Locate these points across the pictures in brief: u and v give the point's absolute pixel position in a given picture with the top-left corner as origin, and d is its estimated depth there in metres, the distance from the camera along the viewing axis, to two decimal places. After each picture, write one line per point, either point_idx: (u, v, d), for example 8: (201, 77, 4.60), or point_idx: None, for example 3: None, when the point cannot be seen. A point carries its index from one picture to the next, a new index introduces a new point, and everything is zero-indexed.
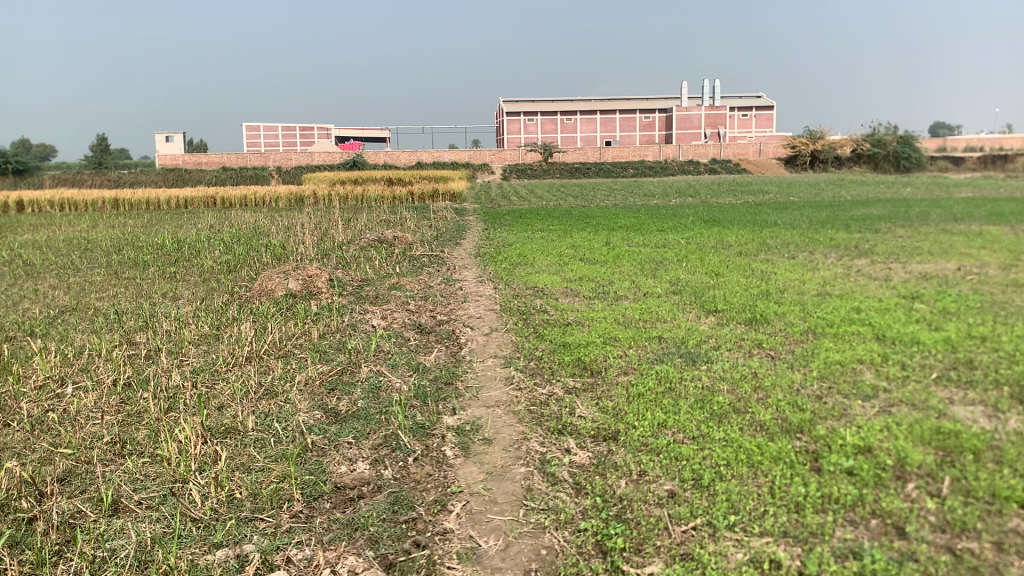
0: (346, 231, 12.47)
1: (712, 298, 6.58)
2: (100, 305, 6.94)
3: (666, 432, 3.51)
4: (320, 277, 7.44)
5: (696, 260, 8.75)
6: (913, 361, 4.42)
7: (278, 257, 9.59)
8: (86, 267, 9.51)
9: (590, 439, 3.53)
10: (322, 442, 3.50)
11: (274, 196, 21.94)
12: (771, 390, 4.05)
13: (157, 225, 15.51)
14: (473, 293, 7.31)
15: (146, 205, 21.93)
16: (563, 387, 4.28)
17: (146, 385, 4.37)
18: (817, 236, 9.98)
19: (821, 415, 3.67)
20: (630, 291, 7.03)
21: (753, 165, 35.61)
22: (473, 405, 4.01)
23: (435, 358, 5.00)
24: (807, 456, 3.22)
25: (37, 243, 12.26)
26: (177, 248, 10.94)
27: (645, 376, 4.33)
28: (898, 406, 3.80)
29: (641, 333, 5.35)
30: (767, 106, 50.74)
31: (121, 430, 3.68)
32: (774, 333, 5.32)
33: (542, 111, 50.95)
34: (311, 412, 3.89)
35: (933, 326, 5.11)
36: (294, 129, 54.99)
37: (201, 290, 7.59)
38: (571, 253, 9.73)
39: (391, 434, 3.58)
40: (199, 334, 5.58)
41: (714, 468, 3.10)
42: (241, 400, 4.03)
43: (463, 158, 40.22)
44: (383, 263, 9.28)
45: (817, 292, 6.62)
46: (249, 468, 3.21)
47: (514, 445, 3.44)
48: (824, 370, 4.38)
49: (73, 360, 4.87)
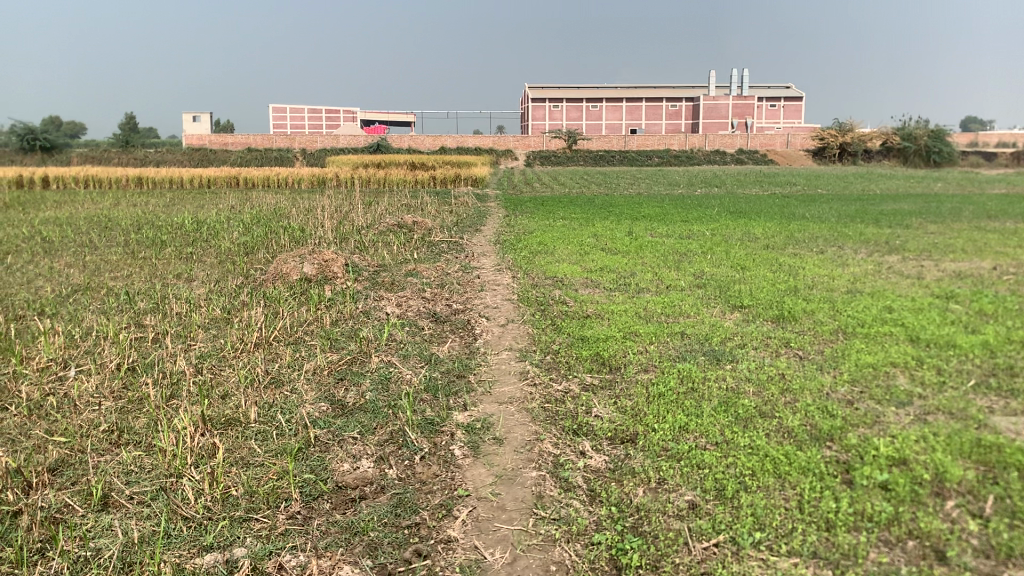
0: (366, 214, 12.37)
1: (737, 292, 6.36)
2: (113, 284, 6.85)
3: (687, 437, 3.32)
4: (336, 261, 7.30)
5: (721, 253, 8.52)
6: (950, 366, 4.19)
7: (296, 239, 9.49)
8: (103, 245, 9.47)
9: (606, 441, 3.36)
10: (325, 436, 3.35)
11: (296, 177, 21.86)
12: (799, 393, 3.84)
13: (177, 204, 15.50)
14: (491, 282, 7.14)
15: (168, 184, 21.97)
16: (579, 383, 4.11)
17: (150, 370, 4.27)
18: (846, 232, 9.74)
19: (852, 423, 3.46)
20: (652, 283, 6.84)
21: (780, 156, 35.09)
22: (484, 401, 3.84)
23: (449, 349, 4.84)
24: (838, 467, 3.02)
25: (57, 219, 12.26)
26: (195, 228, 10.88)
27: (666, 375, 4.13)
28: (935, 413, 3.58)
29: (662, 328, 5.15)
30: (796, 96, 49.93)
31: (120, 417, 3.57)
32: (802, 331, 5.10)
33: (568, 97, 50.55)
34: (317, 403, 3.74)
35: (970, 330, 4.88)
36: (319, 112, 55.00)
37: (215, 271, 7.48)
38: (592, 242, 9.53)
39: (399, 430, 3.43)
40: (209, 317, 5.46)
41: (739, 478, 2.91)
42: (246, 389, 3.90)
43: (486, 144, 39.99)
44: (401, 249, 9.14)
45: (847, 289, 6.39)
46: (248, 463, 3.08)
47: (526, 446, 3.27)
48: (856, 373, 4.17)
49: (79, 342, 4.76)
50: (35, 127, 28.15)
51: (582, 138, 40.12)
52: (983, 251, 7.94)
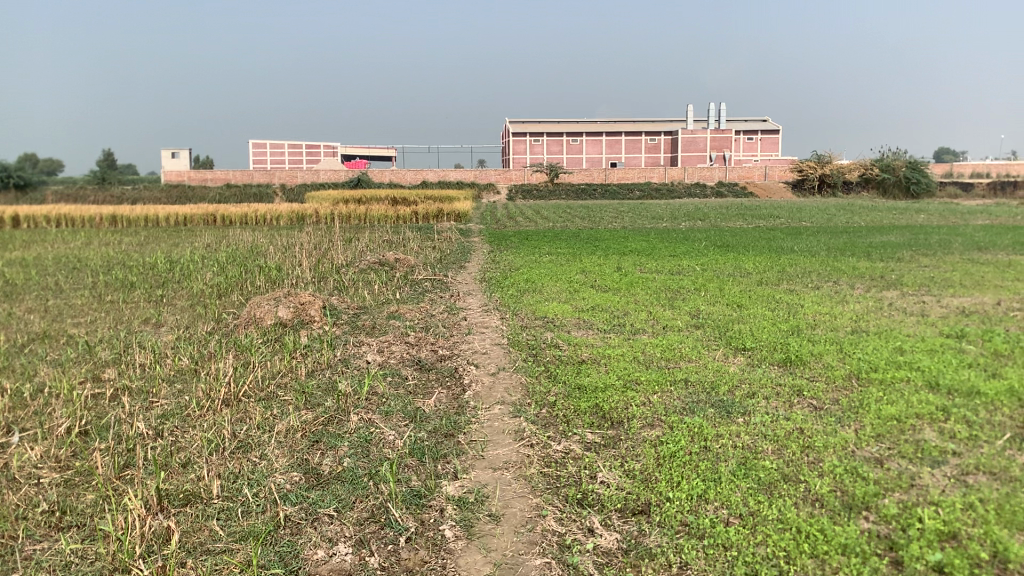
0: (346, 251, 12.01)
1: (737, 333, 6.00)
2: (74, 332, 6.42)
3: (706, 507, 2.96)
4: (313, 303, 6.91)
5: (715, 290, 8.19)
6: (981, 418, 3.84)
7: (272, 279, 9.10)
8: (69, 288, 9.00)
9: (616, 513, 2.99)
10: (298, 514, 2.95)
11: (275, 215, 21.49)
12: (823, 452, 3.48)
13: (152, 242, 15.11)
14: (478, 324, 6.78)
15: (144, 221, 21.52)
16: (581, 443, 3.73)
17: (104, 434, 3.86)
18: (838, 266, 9.51)
19: (887, 487, 3.09)
20: (648, 324, 6.51)
21: (760, 187, 35.14)
22: (477, 467, 3.45)
23: (436, 402, 4.45)
24: (880, 544, 2.65)
25: (24, 261, 11.79)
26: (168, 268, 10.43)
27: (675, 432, 3.75)
28: (975, 474, 3.21)
29: (664, 375, 4.78)
30: (773, 130, 50.59)
31: (64, 494, 3.16)
32: (812, 377, 4.74)
33: (548, 132, 50.75)
34: (289, 473, 3.34)
35: (991, 374, 4.57)
36: (300, 147, 54.66)
37: (185, 317, 7.07)
38: (581, 279, 9.23)
39: (380, 506, 3.02)
40: (175, 369, 5.05)
41: (772, 562, 2.56)
42: (209, 457, 3.49)
43: (468, 177, 39.81)
44: (382, 288, 8.75)
45: (853, 328, 6.10)
46: (206, 551, 2.70)
47: (527, 525, 2.89)
48: (880, 426, 3.80)
49: (28, 402, 4.35)
50: None
51: (564, 172, 40.14)
52: (983, 285, 7.70)
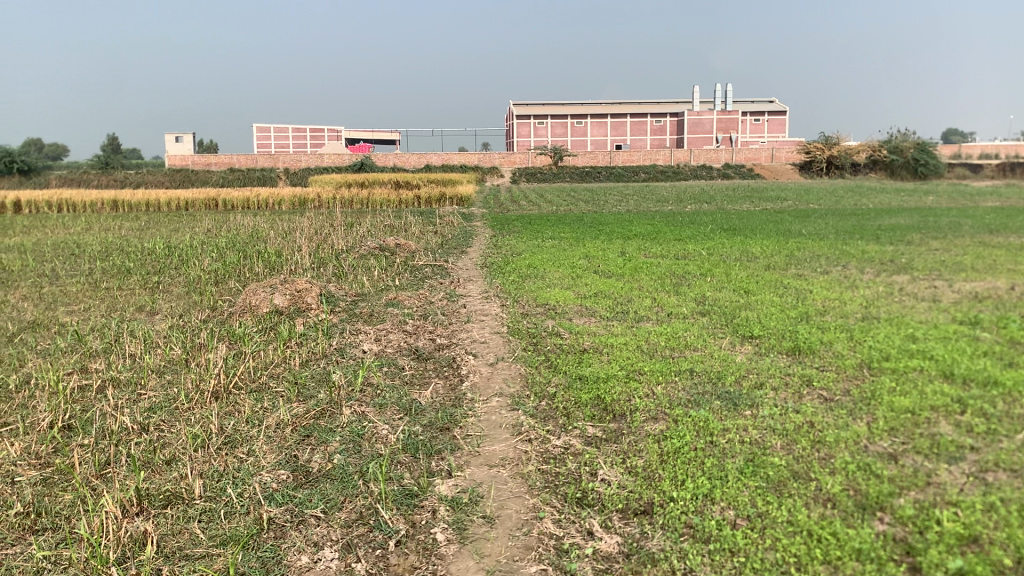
0: (347, 237, 11.85)
1: (744, 320, 5.84)
2: (67, 320, 6.29)
3: (713, 508, 2.81)
4: (310, 291, 6.79)
5: (721, 275, 7.99)
6: (999, 411, 3.66)
7: (270, 265, 8.96)
8: (66, 275, 8.87)
9: (618, 514, 2.84)
10: (283, 516, 2.82)
11: (277, 199, 21.33)
12: (834, 447, 3.33)
13: (153, 227, 14.99)
14: (478, 312, 6.63)
15: (145, 206, 21.38)
16: (581, 437, 3.59)
17: (88, 429, 3.73)
18: (847, 249, 9.32)
19: (902, 486, 2.93)
20: (651, 310, 6.35)
21: (766, 170, 34.76)
22: (473, 464, 3.31)
23: (432, 394, 4.31)
24: (896, 549, 2.49)
25: (24, 247, 11.65)
26: (166, 254, 10.27)
27: (680, 425, 3.61)
28: (994, 471, 3.05)
29: (669, 365, 4.63)
30: (781, 112, 50.12)
31: (41, 493, 3.03)
32: (821, 367, 4.58)
33: (553, 114, 50.38)
34: (277, 471, 3.20)
35: (1007, 363, 4.40)
36: (303, 130, 54.28)
37: (180, 304, 6.92)
38: (584, 264, 9.07)
39: (370, 507, 2.88)
40: (165, 359, 4.92)
41: (782, 569, 2.42)
42: (195, 453, 3.36)
43: (471, 161, 39.54)
44: (382, 275, 8.61)
45: (863, 314, 5.93)
46: (186, 556, 2.56)
47: (523, 528, 2.75)
48: (892, 419, 3.64)
49: (14, 395, 4.22)
50: (12, 151, 27.57)
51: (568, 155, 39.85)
52: (996, 268, 7.51)
